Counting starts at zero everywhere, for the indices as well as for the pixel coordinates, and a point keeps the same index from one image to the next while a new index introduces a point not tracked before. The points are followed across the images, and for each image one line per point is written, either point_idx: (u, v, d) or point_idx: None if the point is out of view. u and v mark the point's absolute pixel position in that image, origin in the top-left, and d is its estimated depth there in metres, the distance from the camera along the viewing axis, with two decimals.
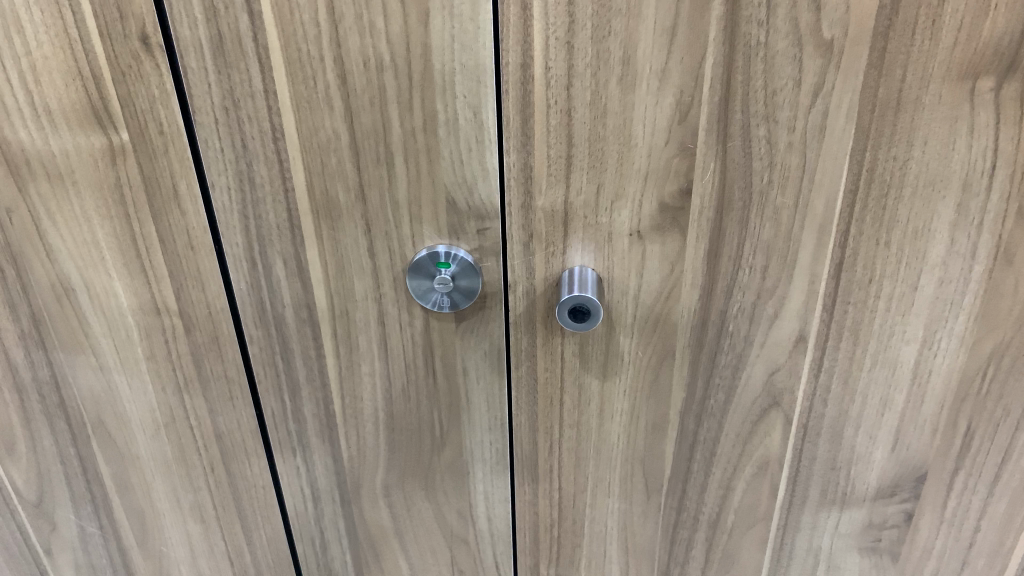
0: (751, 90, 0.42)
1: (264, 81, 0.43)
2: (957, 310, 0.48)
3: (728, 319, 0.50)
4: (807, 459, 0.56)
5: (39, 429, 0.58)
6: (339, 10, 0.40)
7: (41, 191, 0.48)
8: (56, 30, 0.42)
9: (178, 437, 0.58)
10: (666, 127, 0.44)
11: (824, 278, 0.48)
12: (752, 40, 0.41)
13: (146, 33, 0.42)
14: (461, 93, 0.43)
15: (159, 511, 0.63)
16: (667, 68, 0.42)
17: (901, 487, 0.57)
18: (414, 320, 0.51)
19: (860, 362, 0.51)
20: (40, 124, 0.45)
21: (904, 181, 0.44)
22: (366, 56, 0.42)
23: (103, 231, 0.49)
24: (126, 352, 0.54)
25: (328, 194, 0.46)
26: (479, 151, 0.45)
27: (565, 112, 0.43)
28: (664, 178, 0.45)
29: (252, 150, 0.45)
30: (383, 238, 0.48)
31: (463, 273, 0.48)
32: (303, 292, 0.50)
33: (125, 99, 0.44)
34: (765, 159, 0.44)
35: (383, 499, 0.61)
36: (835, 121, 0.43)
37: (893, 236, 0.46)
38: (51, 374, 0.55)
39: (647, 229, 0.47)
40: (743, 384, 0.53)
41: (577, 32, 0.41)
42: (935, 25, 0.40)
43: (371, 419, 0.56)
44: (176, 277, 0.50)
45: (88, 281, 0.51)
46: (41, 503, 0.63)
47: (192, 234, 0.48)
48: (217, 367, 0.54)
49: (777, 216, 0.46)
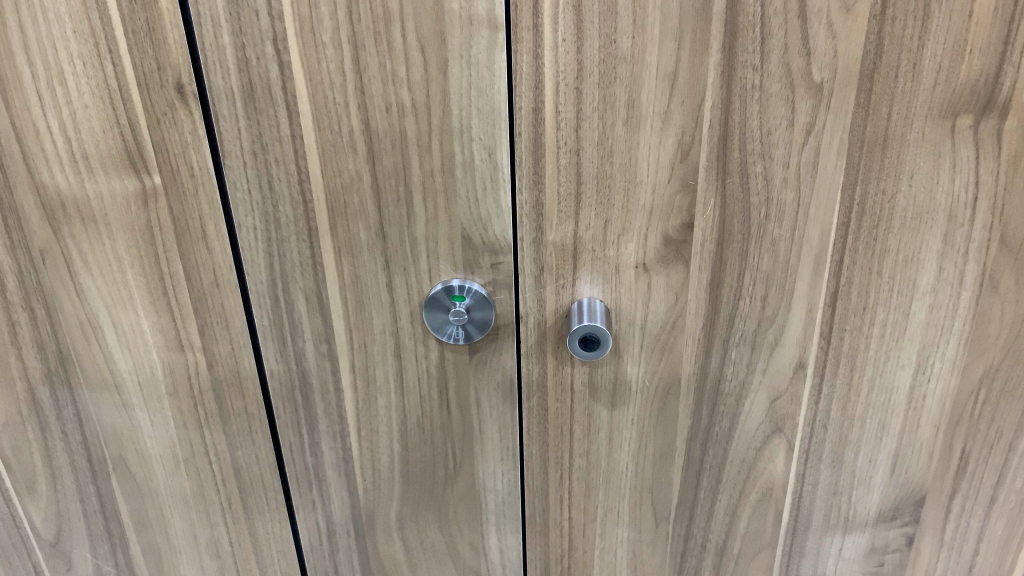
0: (748, 129, 0.45)
1: (291, 126, 0.45)
2: (948, 335, 0.51)
3: (731, 347, 0.52)
4: (810, 485, 0.58)
5: (60, 468, 0.60)
6: (363, 60, 0.43)
7: (75, 233, 0.50)
8: (97, 80, 0.45)
9: (197, 472, 0.60)
10: (669, 165, 0.46)
11: (821, 306, 0.51)
12: (748, 84, 0.44)
13: (182, 83, 0.44)
14: (477, 136, 0.46)
15: (176, 548, 0.64)
16: (669, 110, 0.45)
17: (901, 510, 0.59)
18: (429, 352, 0.53)
19: (858, 388, 0.54)
20: (77, 168, 0.48)
21: (893, 213, 0.47)
22: (388, 102, 0.45)
23: (133, 271, 0.51)
24: (149, 388, 0.56)
25: (350, 233, 0.49)
26: (494, 190, 0.47)
27: (574, 152, 0.46)
28: (667, 213, 0.48)
29: (278, 192, 0.47)
30: (402, 274, 0.50)
31: (477, 305, 0.50)
32: (324, 327, 0.52)
33: (160, 144, 0.47)
34: (762, 195, 0.47)
35: (397, 533, 0.62)
36: (827, 157, 0.46)
37: (885, 266, 0.49)
38: (75, 412, 0.57)
39: (652, 262, 0.50)
40: (746, 412, 0.55)
41: (585, 78, 0.44)
42: (916, 68, 0.43)
43: (386, 453, 0.58)
44: (201, 314, 0.52)
45: (115, 319, 0.53)
46: (58, 542, 0.63)
47: (218, 273, 0.50)
48: (238, 402, 0.56)
49: (775, 248, 0.49)
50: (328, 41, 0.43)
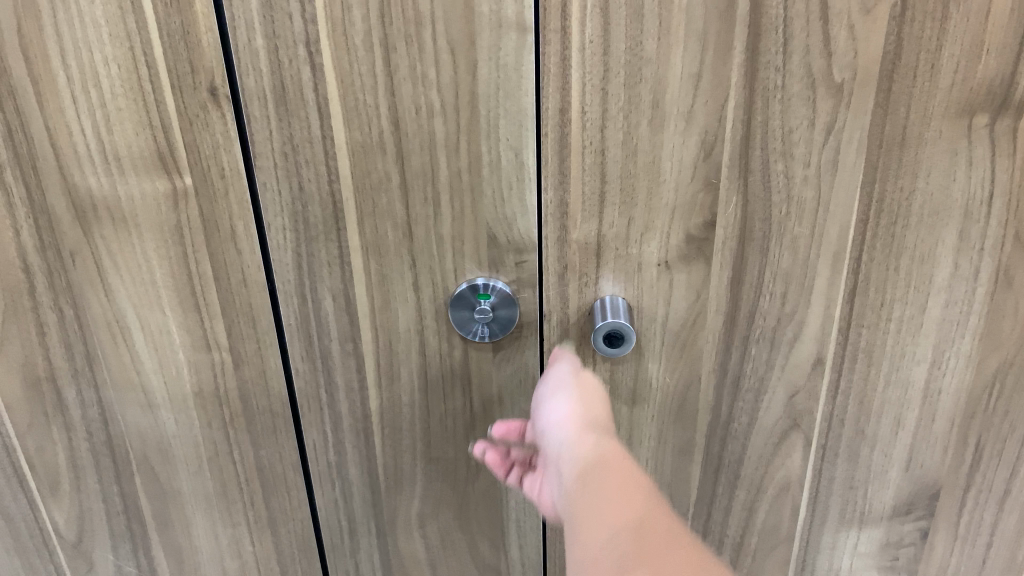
0: (769, 129, 0.46)
1: (322, 127, 0.46)
2: (963, 330, 0.52)
3: (751, 343, 0.53)
4: (826, 479, 0.59)
5: (83, 467, 0.60)
6: (394, 62, 0.44)
7: (104, 234, 0.50)
8: (131, 83, 0.45)
9: (220, 471, 0.60)
10: (692, 164, 0.47)
11: (839, 303, 0.52)
12: (770, 84, 0.45)
13: (215, 85, 0.45)
14: (505, 136, 0.47)
15: (198, 546, 0.64)
16: (692, 110, 0.46)
17: (916, 505, 0.60)
18: (454, 349, 0.54)
19: (874, 383, 0.55)
20: (109, 170, 0.48)
21: (910, 210, 0.48)
22: (418, 104, 0.46)
23: (161, 271, 0.51)
24: (175, 387, 0.56)
25: (378, 232, 0.50)
26: (520, 189, 0.48)
27: (599, 152, 0.47)
28: (689, 211, 0.49)
29: (308, 192, 0.48)
30: (427, 272, 0.51)
31: (502, 303, 0.51)
32: (349, 325, 0.53)
33: (191, 146, 0.47)
34: (782, 193, 0.48)
35: (418, 530, 0.63)
36: (846, 156, 0.47)
37: (901, 262, 0.50)
38: (100, 412, 0.57)
39: (674, 260, 0.51)
40: (765, 407, 0.56)
41: (611, 79, 0.45)
42: (934, 68, 0.44)
43: (409, 450, 0.58)
44: (228, 313, 0.53)
45: (142, 319, 0.53)
46: (80, 542, 0.63)
47: (247, 272, 0.51)
48: (263, 401, 0.56)
49: (794, 245, 0.50)
50: (360, 43, 0.44)
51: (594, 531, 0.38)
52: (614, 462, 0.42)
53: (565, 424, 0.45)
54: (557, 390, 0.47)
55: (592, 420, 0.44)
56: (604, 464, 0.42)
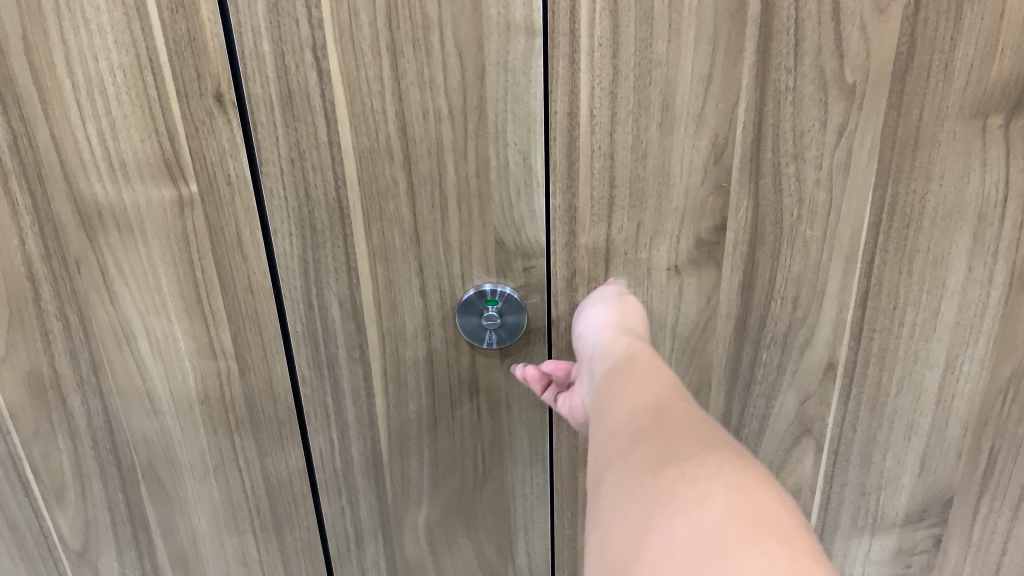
0: (781, 131, 0.46)
1: (329, 132, 0.46)
2: (977, 334, 0.52)
3: (761, 348, 0.53)
4: (838, 485, 0.58)
5: (89, 475, 0.59)
6: (402, 67, 0.44)
7: (110, 241, 0.50)
8: (136, 90, 0.45)
9: (226, 479, 0.59)
10: (702, 167, 0.47)
11: (851, 307, 0.51)
12: (781, 86, 0.45)
13: (220, 91, 0.44)
14: (513, 141, 0.46)
15: (203, 554, 0.64)
16: (703, 113, 0.45)
17: (929, 512, 0.59)
18: (461, 355, 0.54)
19: (886, 387, 0.54)
20: (114, 177, 0.47)
21: (924, 212, 0.48)
22: (425, 109, 0.45)
23: (167, 278, 0.51)
24: (181, 395, 0.56)
25: (385, 238, 0.49)
26: (528, 194, 0.48)
27: (608, 156, 0.47)
28: (700, 215, 0.49)
29: (315, 198, 0.48)
30: (435, 278, 0.51)
31: (509, 308, 0.51)
32: (356, 332, 0.53)
33: (197, 152, 0.46)
34: (794, 196, 0.48)
35: (425, 538, 0.62)
36: (858, 158, 0.46)
37: (914, 265, 0.50)
38: (105, 420, 0.57)
39: (684, 264, 0.50)
40: (776, 412, 0.55)
41: (620, 83, 0.44)
42: (948, 68, 0.44)
43: (416, 457, 0.58)
44: (234, 320, 0.52)
45: (148, 327, 0.53)
46: (85, 550, 0.63)
47: (253, 279, 0.50)
48: (269, 408, 0.56)
49: (805, 249, 0.49)
50: (367, 48, 0.43)
51: (617, 409, 0.41)
52: (643, 363, 0.45)
53: (601, 328, 0.47)
54: (596, 299, 0.49)
55: (626, 322, 0.47)
56: (634, 363, 0.45)
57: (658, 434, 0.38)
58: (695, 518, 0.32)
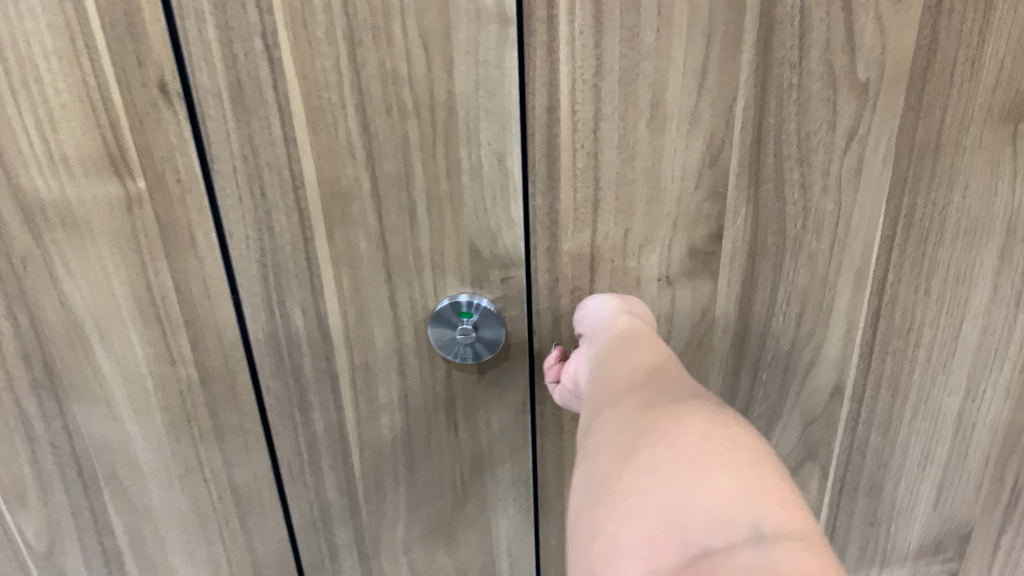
0: (784, 133, 0.42)
1: (284, 127, 0.42)
2: (1002, 359, 0.49)
3: (762, 367, 0.49)
4: (845, 514, 0.54)
5: (50, 479, 0.54)
6: (361, 57, 0.40)
7: (57, 238, 0.45)
8: (75, 78, 0.41)
9: (194, 487, 0.55)
10: (696, 170, 0.43)
11: (861, 327, 0.48)
12: (784, 83, 0.41)
13: (165, 80, 0.40)
14: (486, 140, 0.42)
15: (173, 565, 0.59)
16: (698, 110, 0.41)
17: (945, 545, 0.56)
18: (436, 370, 0.51)
19: (901, 411, 0.50)
20: (56, 171, 0.43)
21: (945, 227, 0.45)
22: (389, 103, 0.41)
23: (119, 279, 0.47)
24: (141, 401, 0.52)
25: (350, 242, 0.45)
26: (504, 199, 0.44)
27: (592, 155, 0.42)
28: (694, 223, 0.44)
29: (272, 199, 0.44)
30: (405, 286, 0.47)
31: (486, 322, 0.47)
32: (322, 342, 0.49)
33: (143, 146, 0.42)
34: (798, 204, 0.44)
35: (403, 556, 0.59)
36: (872, 164, 0.43)
37: (934, 283, 0.46)
38: (63, 425, 0.52)
39: (677, 274, 0.46)
40: (778, 435, 0.51)
41: (605, 75, 0.40)
42: (975, 65, 0.41)
43: (391, 473, 0.54)
44: (192, 326, 0.48)
45: (103, 329, 0.49)
46: (52, 554, 0.57)
47: (209, 283, 0.47)
48: (234, 418, 0.52)
49: (812, 261, 0.45)
50: (323, 35, 0.39)
51: (606, 366, 0.41)
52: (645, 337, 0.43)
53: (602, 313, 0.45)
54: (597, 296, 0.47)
55: (628, 306, 0.45)
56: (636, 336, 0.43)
57: (645, 383, 0.38)
58: (671, 439, 0.32)
